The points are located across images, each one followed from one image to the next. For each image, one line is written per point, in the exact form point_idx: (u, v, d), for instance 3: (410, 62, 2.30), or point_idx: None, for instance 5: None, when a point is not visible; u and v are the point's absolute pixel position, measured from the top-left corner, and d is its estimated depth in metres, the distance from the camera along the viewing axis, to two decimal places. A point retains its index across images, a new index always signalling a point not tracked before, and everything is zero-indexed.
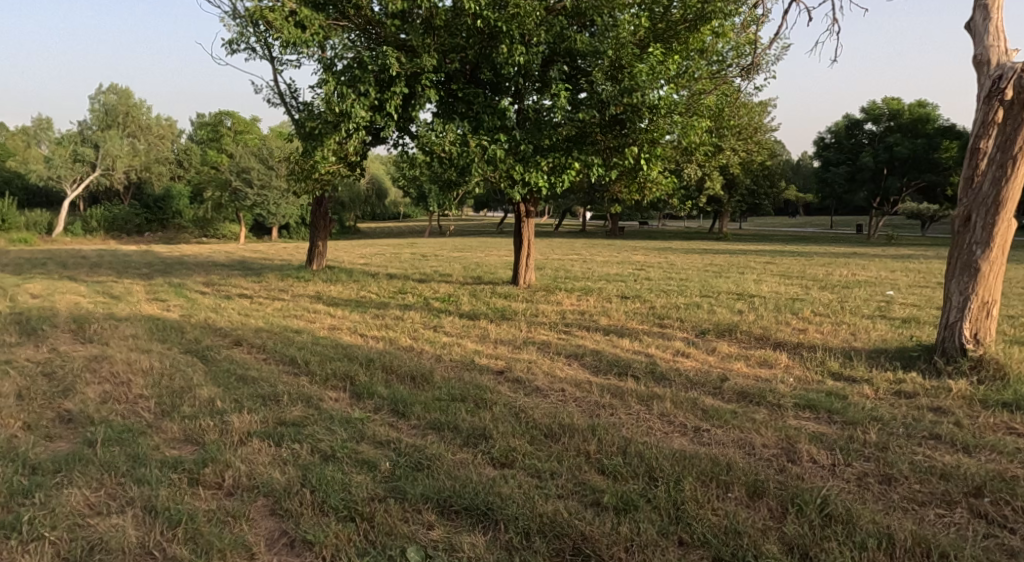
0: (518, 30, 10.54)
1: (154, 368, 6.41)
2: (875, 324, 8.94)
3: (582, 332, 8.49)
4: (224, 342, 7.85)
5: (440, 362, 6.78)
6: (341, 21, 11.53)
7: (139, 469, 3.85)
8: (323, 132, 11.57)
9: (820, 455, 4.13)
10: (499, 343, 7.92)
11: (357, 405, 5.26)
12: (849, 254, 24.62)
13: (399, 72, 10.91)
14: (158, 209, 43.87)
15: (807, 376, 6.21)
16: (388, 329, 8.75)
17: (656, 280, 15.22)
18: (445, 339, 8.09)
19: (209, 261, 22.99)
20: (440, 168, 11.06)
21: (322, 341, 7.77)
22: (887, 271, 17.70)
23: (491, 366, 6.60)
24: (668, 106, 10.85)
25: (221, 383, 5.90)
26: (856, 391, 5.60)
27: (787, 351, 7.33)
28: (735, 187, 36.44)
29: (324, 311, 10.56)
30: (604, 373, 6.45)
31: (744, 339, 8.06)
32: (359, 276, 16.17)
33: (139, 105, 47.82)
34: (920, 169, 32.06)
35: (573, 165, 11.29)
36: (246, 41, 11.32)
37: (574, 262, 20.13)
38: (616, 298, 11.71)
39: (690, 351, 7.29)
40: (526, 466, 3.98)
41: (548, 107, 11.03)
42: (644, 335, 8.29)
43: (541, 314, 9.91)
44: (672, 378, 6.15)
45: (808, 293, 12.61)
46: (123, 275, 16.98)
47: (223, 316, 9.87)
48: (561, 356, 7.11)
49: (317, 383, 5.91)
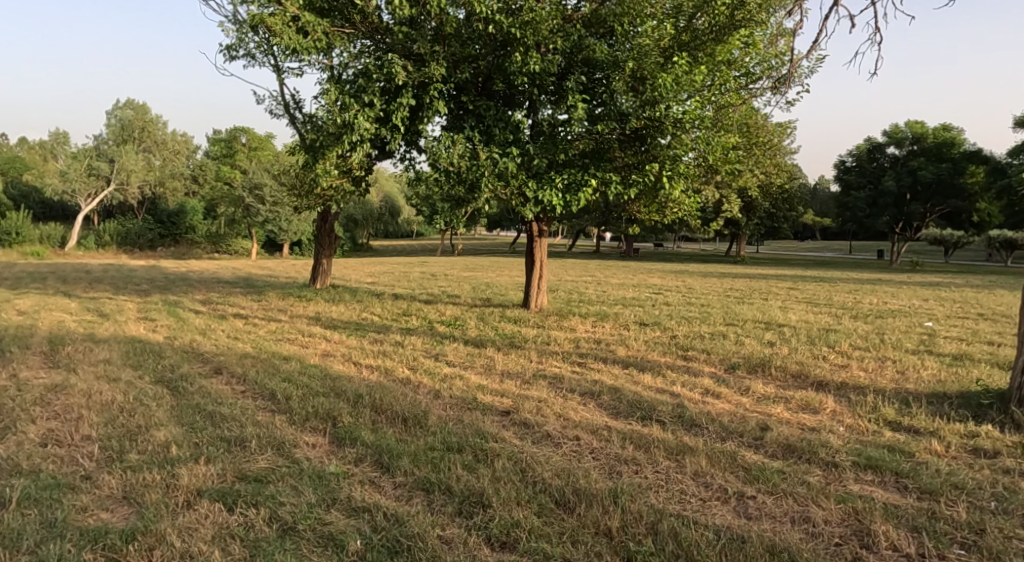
0: (532, 37, 9.88)
1: (114, 402, 5.65)
2: (922, 360, 8.06)
3: (598, 365, 7.70)
4: (203, 370, 7.10)
5: (437, 400, 5.99)
6: (346, 28, 10.87)
7: (48, 548, 3.20)
8: (324, 145, 10.91)
9: (899, 542, 3.38)
10: (507, 377, 7.11)
11: (335, 455, 4.50)
12: (877, 281, 23.65)
13: (406, 82, 10.23)
14: (172, 224, 43.10)
15: (859, 424, 5.37)
16: (384, 358, 7.99)
17: (676, 305, 14.39)
18: (446, 370, 7.29)
19: (215, 278, 22.36)
20: (448, 184, 10.34)
21: (310, 372, 6.98)
22: (920, 300, 16.80)
23: (496, 407, 5.80)
24: (692, 121, 10.10)
25: (183, 421, 5.13)
26: (923, 446, 4.77)
27: (830, 392, 6.48)
28: (754, 210, 35.58)
29: (320, 334, 9.81)
30: (624, 418, 5.63)
31: (779, 378, 7.21)
32: (363, 297, 15.44)
33: (155, 120, 47.50)
34: (946, 195, 31.34)
35: (590, 182, 10.48)
36: (245, 48, 10.69)
37: (589, 284, 19.32)
38: (635, 325, 10.89)
39: (721, 391, 6.45)
40: (531, 551, 3.27)
41: (564, 121, 10.32)
42: (668, 370, 7.43)
43: (553, 342, 9.13)
44: (705, 426, 5.32)
45: (841, 323, 11.73)
46: (120, 292, 16.30)
47: (211, 339, 9.16)
48: (574, 394, 6.29)
49: (294, 424, 5.14)
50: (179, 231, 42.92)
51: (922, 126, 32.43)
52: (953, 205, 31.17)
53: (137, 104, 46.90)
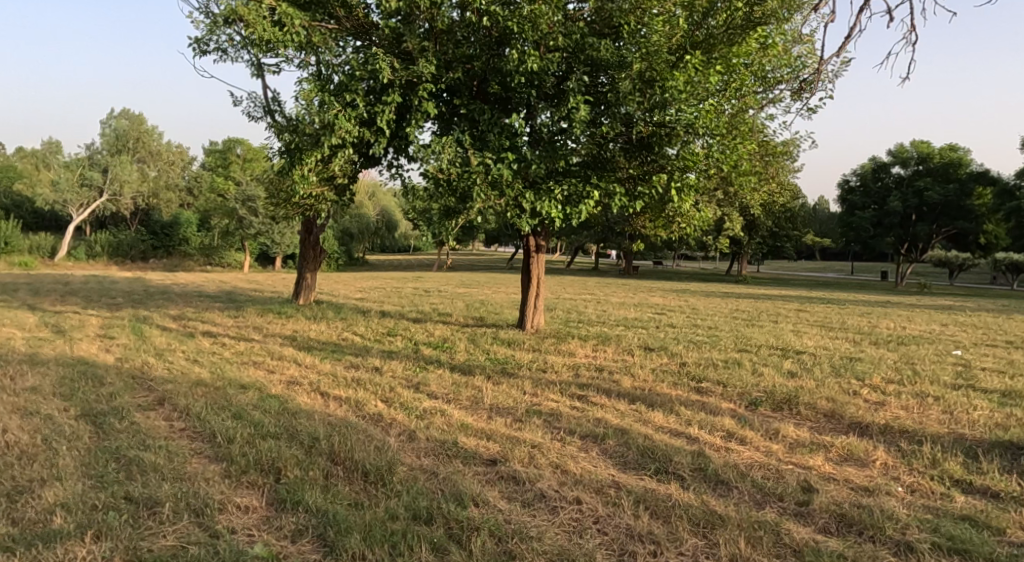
0: (531, 32, 8.95)
1: (15, 445, 4.63)
2: (969, 398, 7.09)
3: (600, 399, 6.73)
4: (144, 402, 6.11)
5: (410, 445, 5.02)
6: (330, 23, 9.97)
7: None
8: (302, 148, 9.99)
9: None
10: (495, 414, 6.09)
11: (268, 525, 3.57)
12: (889, 304, 22.70)
13: (391, 81, 9.32)
14: (165, 235, 42.22)
15: (922, 484, 4.44)
16: (357, 387, 7.00)
17: (683, 327, 13.42)
18: (425, 404, 6.29)
19: (197, 292, 21.31)
20: (437, 195, 9.40)
21: (265, 405, 5.96)
22: (939, 325, 15.82)
23: (480, 455, 4.83)
24: (706, 125, 9.13)
25: (89, 473, 4.11)
26: (1010, 519, 3.86)
27: (874, 439, 5.51)
28: (757, 228, 34.75)
29: (290, 357, 8.83)
30: (634, 471, 4.66)
31: (809, 418, 6.24)
32: (348, 314, 14.41)
33: (149, 130, 46.07)
34: (952, 216, 30.67)
35: (592, 194, 9.57)
36: (216, 41, 9.75)
37: (588, 303, 18.36)
38: (639, 350, 9.95)
39: (748, 436, 5.47)
40: None
41: (564, 126, 9.39)
42: (681, 407, 6.42)
43: (550, 369, 8.19)
44: (734, 484, 4.37)
45: (862, 351, 10.80)
46: (90, 306, 15.25)
47: (168, 361, 8.19)
48: (573, 438, 5.31)
49: (227, 479, 4.15)
50: (172, 242, 41.82)
51: (927, 146, 31.52)
52: (959, 227, 30.48)
53: (134, 114, 46.12)
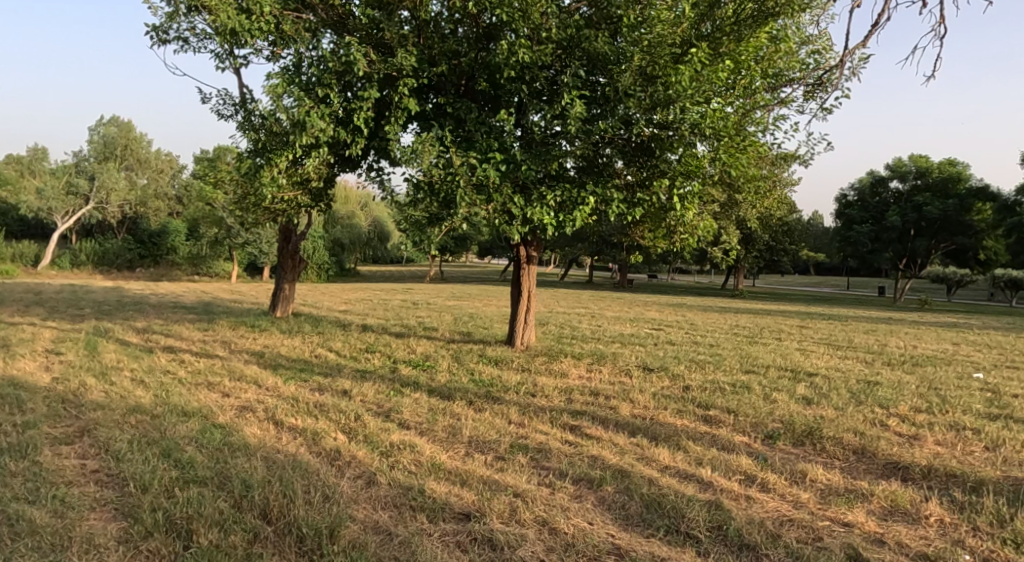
0: (523, 21, 8.13)
1: None
2: (1012, 431, 6.26)
3: (594, 431, 5.86)
4: (61, 433, 5.20)
5: (369, 491, 4.17)
6: (304, 13, 9.12)
7: None
8: (272, 148, 9.14)
9: None
10: (475, 450, 5.21)
11: None
12: (894, 322, 21.85)
13: (369, 74, 8.47)
14: (154, 244, 41.14)
15: (995, 552, 3.68)
16: (316, 414, 6.10)
17: (683, 345, 12.59)
18: (392, 436, 5.39)
19: (175, 302, 20.28)
20: (417, 199, 8.52)
21: (205, 438, 5.08)
22: (951, 344, 14.99)
23: (451, 506, 3.97)
24: (712, 127, 8.29)
25: None
26: None
27: (921, 486, 4.68)
28: (755, 242, 33.91)
29: (251, 377, 7.93)
30: (639, 530, 3.82)
31: (837, 456, 5.41)
32: (327, 328, 13.47)
33: (139, 138, 44.81)
34: (952, 232, 29.52)
35: (587, 200, 8.75)
36: (177, 29, 8.87)
37: (582, 317, 17.48)
38: (637, 371, 9.11)
39: (771, 481, 4.61)
40: None
41: (557, 127, 8.56)
42: (690, 442, 5.56)
43: (540, 393, 7.32)
44: (763, 553, 3.60)
45: (878, 373, 9.97)
46: (53, 318, 14.26)
47: (112, 381, 7.28)
48: (565, 483, 4.44)
49: (123, 546, 3.42)
50: (159, 251, 40.77)
51: (925, 161, 30.99)
52: (959, 242, 29.40)
53: (122, 122, 44.78)
